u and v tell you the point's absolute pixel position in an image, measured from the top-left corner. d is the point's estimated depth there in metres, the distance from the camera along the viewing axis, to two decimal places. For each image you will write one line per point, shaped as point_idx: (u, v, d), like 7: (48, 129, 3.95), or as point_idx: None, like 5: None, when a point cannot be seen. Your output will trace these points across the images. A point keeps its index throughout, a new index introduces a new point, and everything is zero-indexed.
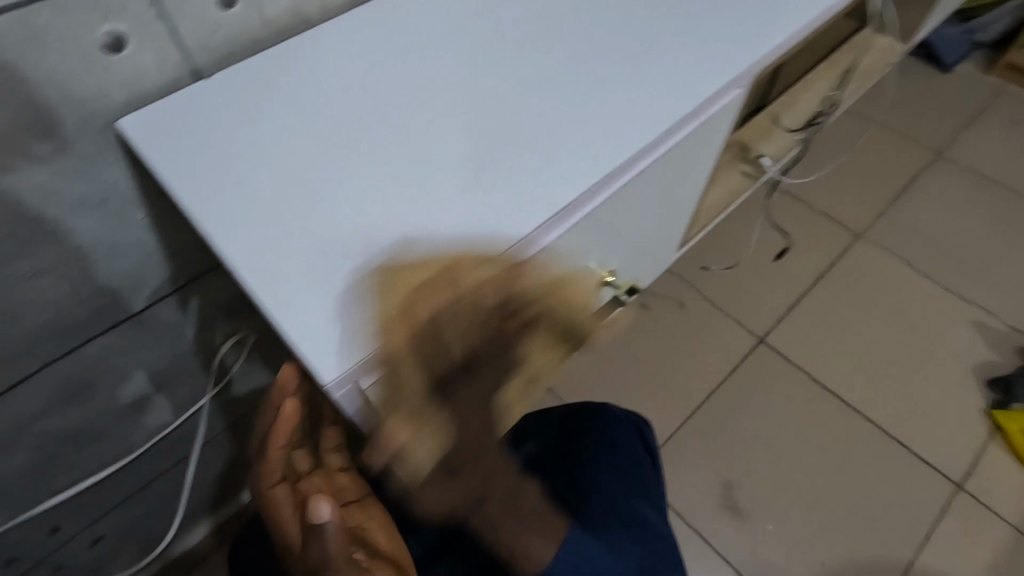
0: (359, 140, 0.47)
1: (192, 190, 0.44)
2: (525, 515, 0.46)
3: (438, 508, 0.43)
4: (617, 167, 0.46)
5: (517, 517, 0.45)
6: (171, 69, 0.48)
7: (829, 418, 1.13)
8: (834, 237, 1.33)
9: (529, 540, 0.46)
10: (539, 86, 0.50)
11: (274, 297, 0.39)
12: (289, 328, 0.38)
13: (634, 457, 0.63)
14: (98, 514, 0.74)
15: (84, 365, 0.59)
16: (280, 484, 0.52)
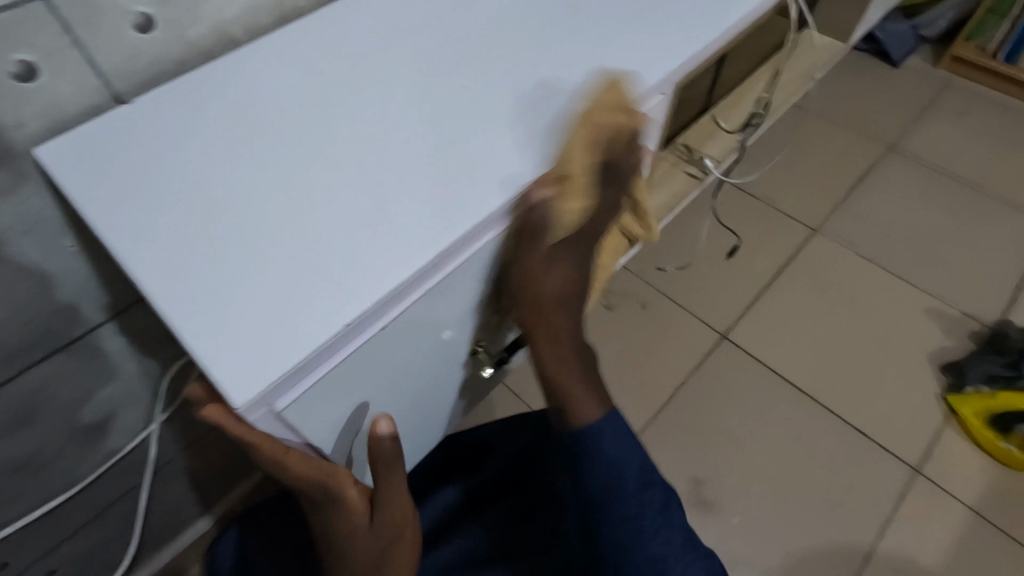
0: (279, 154, 0.46)
1: (102, 212, 0.42)
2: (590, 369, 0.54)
3: (553, 296, 0.51)
4: (541, 171, 0.46)
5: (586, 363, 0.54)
6: (91, 95, 0.47)
7: (791, 410, 1.15)
8: (791, 232, 1.35)
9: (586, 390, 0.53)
10: (464, 96, 0.50)
11: (186, 317, 0.38)
12: (200, 348, 0.37)
13: None
14: (49, 546, 0.73)
15: (22, 397, 0.58)
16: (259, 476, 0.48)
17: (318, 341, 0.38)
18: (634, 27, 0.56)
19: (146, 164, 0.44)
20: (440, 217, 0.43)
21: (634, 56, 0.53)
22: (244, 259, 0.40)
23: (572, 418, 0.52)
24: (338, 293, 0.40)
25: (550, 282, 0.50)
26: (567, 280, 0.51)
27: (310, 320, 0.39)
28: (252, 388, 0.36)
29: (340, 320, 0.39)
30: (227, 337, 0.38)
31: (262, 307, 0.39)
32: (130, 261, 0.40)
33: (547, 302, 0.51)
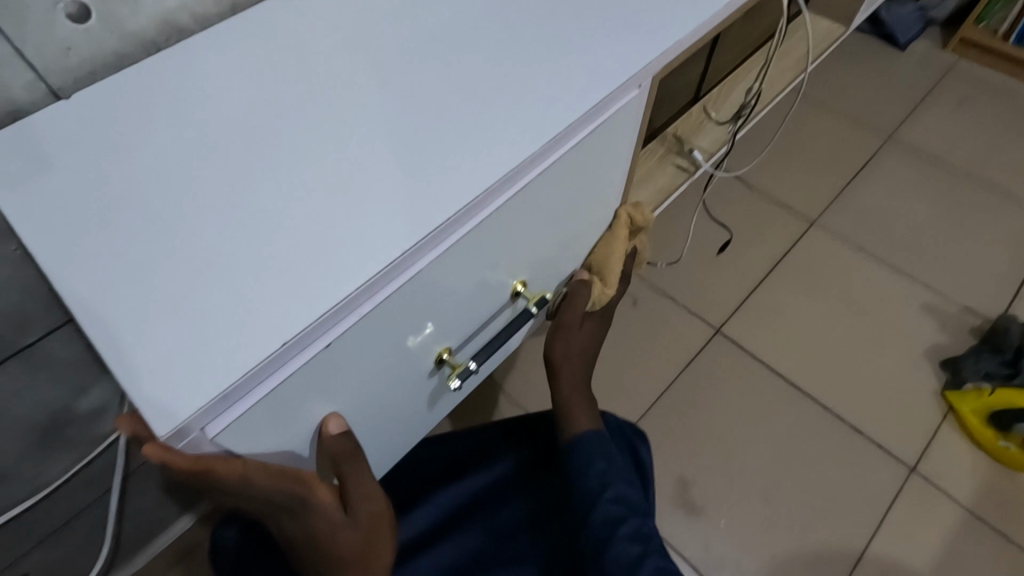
0: (224, 160, 0.43)
1: (32, 224, 0.40)
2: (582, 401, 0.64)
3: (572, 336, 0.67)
4: (499, 180, 0.44)
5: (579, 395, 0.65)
6: (23, 91, 0.44)
7: (784, 408, 1.13)
8: (788, 224, 1.32)
9: (578, 412, 0.63)
10: (424, 94, 0.47)
11: (113, 340, 0.36)
12: (126, 374, 0.35)
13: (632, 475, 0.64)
14: (18, 552, 0.72)
15: None
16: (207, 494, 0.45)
17: (251, 365, 0.36)
18: (609, 15, 0.52)
19: (85, 174, 0.42)
20: (391, 228, 0.41)
21: (606, 48, 0.50)
22: (181, 275, 0.38)
23: (569, 429, 0.62)
24: (279, 310, 0.38)
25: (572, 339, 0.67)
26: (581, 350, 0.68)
27: (247, 341, 0.37)
28: (179, 416, 0.34)
29: (276, 343, 0.37)
30: (155, 363, 0.35)
31: (196, 326, 0.37)
32: (60, 277, 0.38)
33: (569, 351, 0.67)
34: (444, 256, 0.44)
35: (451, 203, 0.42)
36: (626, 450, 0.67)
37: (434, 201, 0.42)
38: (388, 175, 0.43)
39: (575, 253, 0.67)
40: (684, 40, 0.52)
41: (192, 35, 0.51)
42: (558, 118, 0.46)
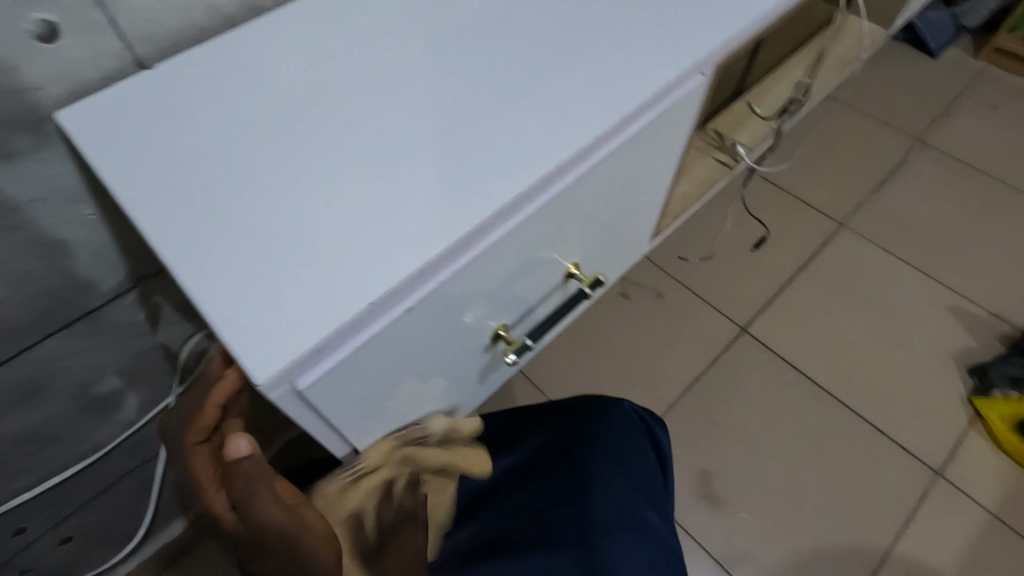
0: (303, 127, 0.45)
1: (124, 179, 0.42)
2: None
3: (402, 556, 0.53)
4: (571, 155, 0.45)
5: None
6: (113, 59, 0.46)
7: (808, 407, 1.13)
8: (816, 225, 1.32)
9: None
10: (494, 73, 0.48)
11: (208, 292, 0.37)
12: (221, 324, 0.36)
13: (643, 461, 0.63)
14: (65, 513, 0.74)
15: (33, 368, 0.58)
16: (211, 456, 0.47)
17: (340, 320, 0.37)
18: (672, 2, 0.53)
19: (171, 135, 0.44)
20: (466, 199, 0.42)
21: (670, 35, 0.51)
22: (264, 235, 0.40)
23: None
24: (362, 272, 0.39)
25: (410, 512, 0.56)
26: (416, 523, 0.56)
27: (336, 297, 0.38)
28: (275, 365, 0.35)
29: (363, 301, 0.38)
30: (248, 315, 0.37)
31: (283, 282, 0.38)
32: (150, 230, 0.39)
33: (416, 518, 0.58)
34: (511, 231, 0.45)
35: (524, 177, 0.43)
36: (636, 434, 0.64)
37: (508, 173, 0.43)
38: (461, 149, 0.44)
39: (627, 239, 0.67)
40: (744, 31, 0.53)
41: (266, 11, 0.52)
42: (628, 100, 0.47)
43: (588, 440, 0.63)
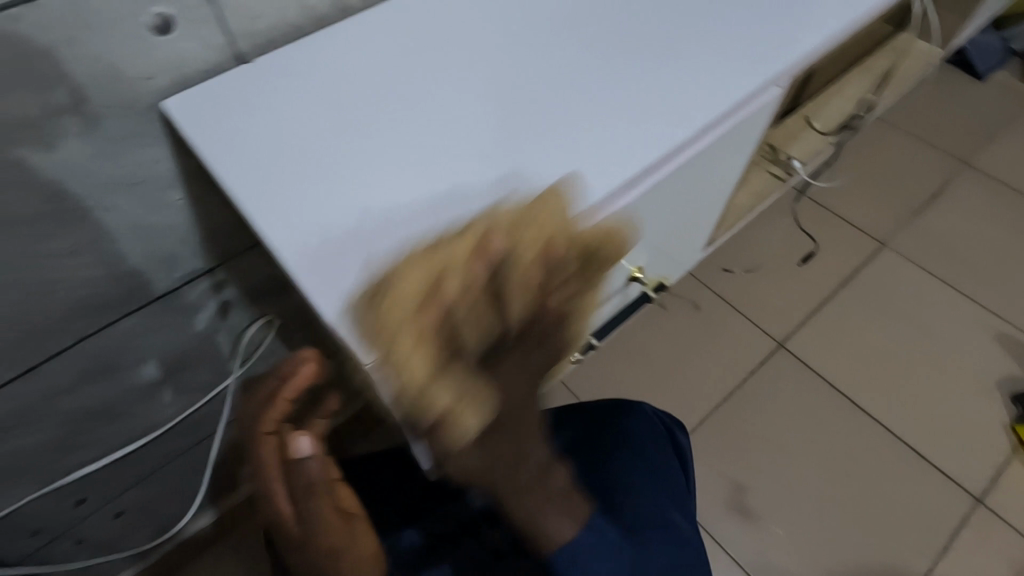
0: (395, 129, 0.48)
1: (232, 170, 0.45)
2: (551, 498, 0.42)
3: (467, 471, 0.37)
4: (649, 164, 0.46)
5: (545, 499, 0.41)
6: (218, 53, 0.49)
7: (846, 426, 1.12)
8: (857, 244, 1.31)
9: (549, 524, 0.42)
10: (575, 82, 0.50)
11: (312, 278, 0.40)
12: (326, 309, 0.39)
13: (666, 461, 0.65)
14: (122, 487, 0.76)
15: (112, 344, 0.60)
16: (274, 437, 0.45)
17: None
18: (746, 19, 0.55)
19: (274, 131, 0.47)
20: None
21: (744, 51, 0.53)
22: (362, 228, 0.42)
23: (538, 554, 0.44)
24: None
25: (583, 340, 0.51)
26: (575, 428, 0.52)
27: None
28: None
29: None
30: (349, 301, 0.39)
31: (380, 270, 0.41)
32: (259, 219, 0.43)
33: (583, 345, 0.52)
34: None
35: (603, 181, 0.45)
36: (658, 437, 0.68)
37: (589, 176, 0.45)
38: (544, 153, 0.46)
39: (685, 246, 0.68)
40: (818, 48, 0.54)
41: (356, 14, 0.55)
42: (705, 112, 0.49)
43: (616, 436, 0.66)
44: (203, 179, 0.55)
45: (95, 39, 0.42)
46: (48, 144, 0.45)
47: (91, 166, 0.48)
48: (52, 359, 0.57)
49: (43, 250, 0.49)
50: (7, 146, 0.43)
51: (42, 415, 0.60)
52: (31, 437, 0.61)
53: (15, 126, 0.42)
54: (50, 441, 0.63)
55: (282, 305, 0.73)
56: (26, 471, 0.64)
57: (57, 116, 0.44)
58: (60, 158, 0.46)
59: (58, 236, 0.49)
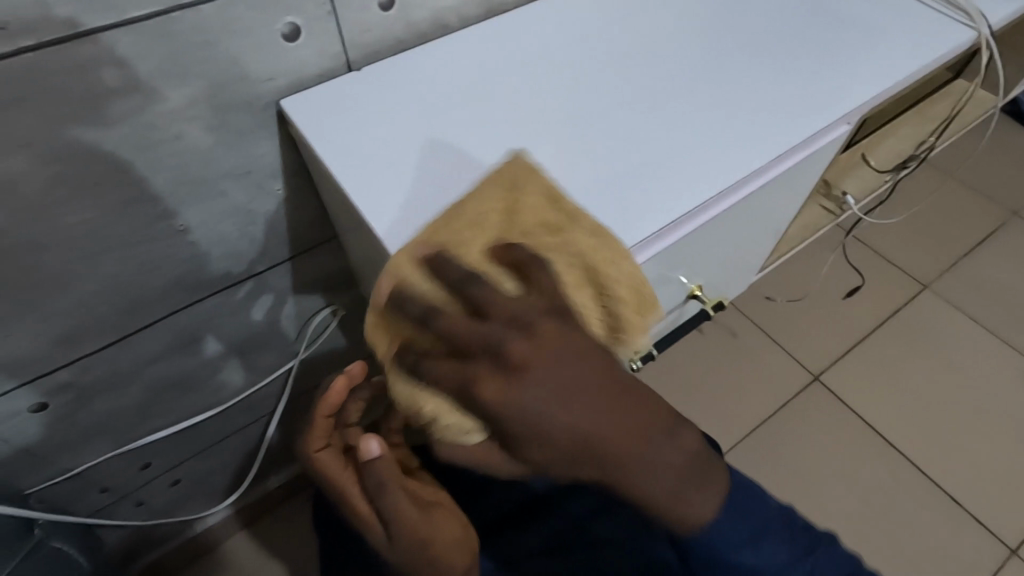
0: (493, 138, 0.52)
1: (344, 166, 0.49)
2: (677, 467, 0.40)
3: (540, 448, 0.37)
4: (725, 187, 0.50)
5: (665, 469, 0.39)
6: (333, 61, 0.54)
7: (878, 464, 1.12)
8: (899, 284, 1.31)
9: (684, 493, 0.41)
10: (657, 107, 0.54)
11: None
12: None
13: None
14: (182, 457, 0.81)
15: (199, 318, 0.65)
16: (325, 450, 0.56)
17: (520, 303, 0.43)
18: (817, 61, 0.58)
19: (380, 132, 0.52)
20: (634, 212, 0.48)
21: (817, 91, 0.56)
22: None
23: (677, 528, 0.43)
24: None
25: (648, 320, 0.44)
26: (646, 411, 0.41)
27: None
28: None
29: None
30: None
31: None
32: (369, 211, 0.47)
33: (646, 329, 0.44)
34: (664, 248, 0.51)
35: (684, 199, 0.49)
36: None
37: (672, 195, 0.49)
38: (626, 170, 0.50)
39: (742, 268, 0.71)
40: (887, 91, 0.57)
41: (455, 32, 0.60)
42: (779, 144, 0.53)
43: None
44: (302, 173, 0.60)
45: (236, 41, 0.47)
46: (179, 133, 0.50)
47: (212, 153, 0.53)
48: (148, 327, 0.62)
49: (159, 227, 0.55)
50: (149, 129, 0.48)
51: (130, 378, 0.65)
52: (118, 398, 0.66)
53: (159, 112, 0.48)
54: (133, 404, 0.68)
55: (348, 296, 0.78)
56: (108, 430, 0.69)
57: (191, 108, 0.49)
58: (186, 146, 0.51)
59: (175, 214, 0.55)
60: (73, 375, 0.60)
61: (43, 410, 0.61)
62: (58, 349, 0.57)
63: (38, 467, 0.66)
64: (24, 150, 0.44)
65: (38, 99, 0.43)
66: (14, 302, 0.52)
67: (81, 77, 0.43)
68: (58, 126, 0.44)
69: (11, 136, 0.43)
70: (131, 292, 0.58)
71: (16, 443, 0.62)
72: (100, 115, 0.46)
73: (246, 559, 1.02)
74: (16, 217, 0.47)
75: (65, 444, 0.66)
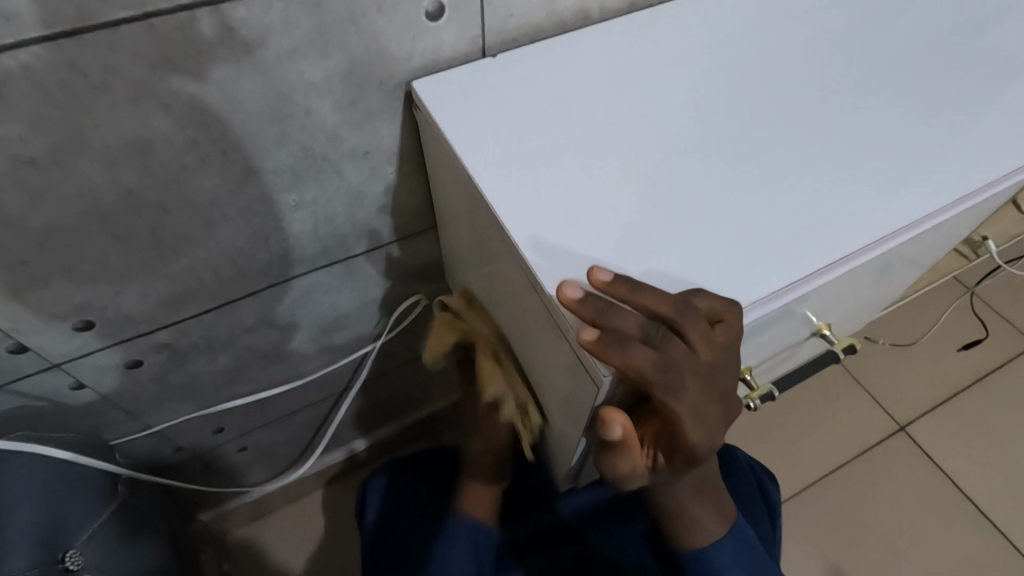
0: (638, 143, 0.48)
1: (477, 157, 0.47)
2: (704, 507, 0.52)
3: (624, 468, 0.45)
4: (897, 227, 0.45)
5: (697, 507, 0.52)
6: (469, 45, 0.51)
7: (961, 529, 1.04)
8: (1007, 338, 1.20)
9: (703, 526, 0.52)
10: (817, 129, 0.50)
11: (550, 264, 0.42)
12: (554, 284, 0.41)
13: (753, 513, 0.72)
14: (254, 425, 0.81)
15: (294, 294, 0.64)
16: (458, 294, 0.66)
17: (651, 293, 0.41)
18: (1005, 99, 0.52)
19: (514, 123, 0.49)
20: (797, 243, 0.44)
21: (995, 132, 0.50)
22: (601, 230, 0.44)
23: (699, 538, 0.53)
24: (683, 276, 0.42)
25: (625, 312, 0.40)
26: (655, 334, 0.41)
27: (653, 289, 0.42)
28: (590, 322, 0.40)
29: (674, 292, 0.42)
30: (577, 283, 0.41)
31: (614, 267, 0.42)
32: (505, 204, 0.45)
33: (610, 314, 0.39)
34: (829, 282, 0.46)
35: (850, 235, 0.45)
36: (751, 496, 0.74)
37: (833, 230, 0.45)
38: (780, 193, 0.46)
39: (862, 306, 0.66)
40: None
41: (595, 24, 0.56)
42: (957, 183, 0.47)
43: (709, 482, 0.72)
44: (418, 160, 0.58)
45: (382, 17, 0.45)
46: (309, 107, 0.48)
47: (337, 131, 0.51)
48: (247, 297, 0.61)
49: (275, 201, 0.54)
50: (283, 102, 0.47)
51: (221, 345, 0.65)
52: (207, 363, 0.66)
53: (294, 84, 0.46)
54: (220, 369, 0.68)
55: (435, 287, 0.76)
56: (193, 393, 0.69)
57: (325, 82, 0.47)
58: (316, 122, 0.49)
59: (291, 189, 0.54)
60: (171, 337, 0.60)
61: (137, 367, 0.61)
62: (162, 310, 0.57)
63: (125, 421, 0.67)
64: (164, 111, 0.43)
65: (186, 62, 0.41)
66: (132, 261, 0.52)
67: (231, 42, 0.42)
68: (201, 91, 0.43)
69: (154, 96, 0.42)
70: (236, 262, 0.57)
71: (109, 396, 0.63)
72: (241, 82, 0.44)
73: (294, 529, 1.02)
74: (146, 177, 0.47)
75: (152, 402, 0.67)
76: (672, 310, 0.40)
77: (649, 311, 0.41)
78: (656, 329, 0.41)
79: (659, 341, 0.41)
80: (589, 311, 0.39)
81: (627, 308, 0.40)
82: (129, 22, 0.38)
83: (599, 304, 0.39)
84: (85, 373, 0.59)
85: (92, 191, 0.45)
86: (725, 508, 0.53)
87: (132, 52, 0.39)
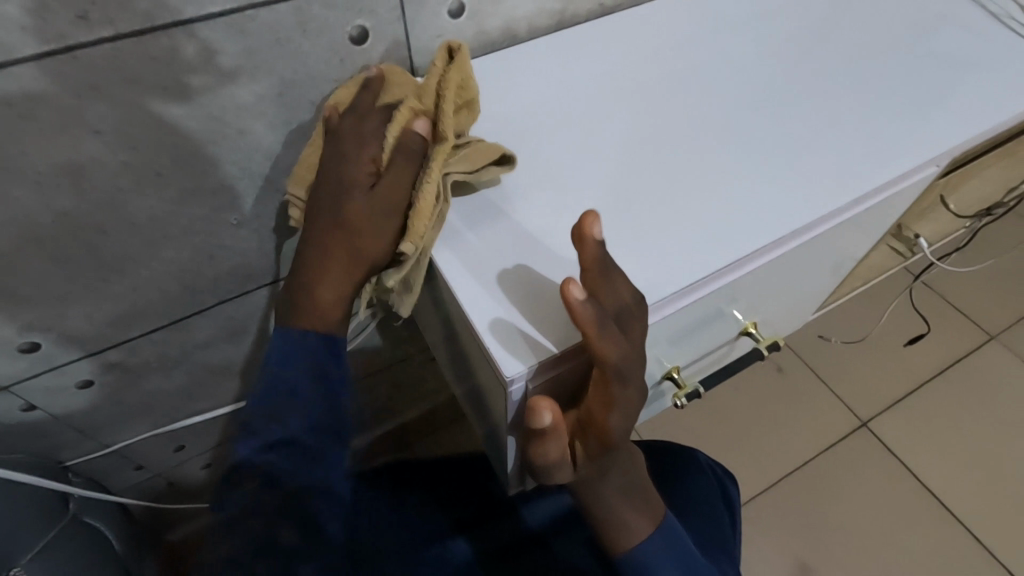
0: (558, 164, 0.52)
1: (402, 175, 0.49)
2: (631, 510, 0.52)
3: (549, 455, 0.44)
4: (798, 227, 0.49)
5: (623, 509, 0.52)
6: (398, 65, 0.53)
7: (924, 521, 1.06)
8: (965, 333, 1.23)
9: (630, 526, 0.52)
10: (724, 139, 0.54)
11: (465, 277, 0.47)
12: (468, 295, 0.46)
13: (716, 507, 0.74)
14: (216, 441, 0.82)
15: (246, 310, 0.66)
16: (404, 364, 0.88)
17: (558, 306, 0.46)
18: (892, 107, 0.56)
19: None
20: (703, 244, 0.48)
21: (893, 136, 0.54)
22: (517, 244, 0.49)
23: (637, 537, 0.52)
24: None
25: (612, 282, 0.43)
26: (622, 318, 0.43)
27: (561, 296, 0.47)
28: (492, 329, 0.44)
29: None
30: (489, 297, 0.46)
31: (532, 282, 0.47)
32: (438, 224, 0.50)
33: (602, 275, 0.43)
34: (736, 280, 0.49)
35: (754, 236, 0.48)
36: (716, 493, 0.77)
37: (736, 231, 0.48)
38: (686, 200, 0.50)
39: (794, 307, 0.69)
40: (971, 140, 0.54)
41: (522, 43, 0.60)
42: (856, 184, 0.51)
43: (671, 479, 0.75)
44: None
45: (307, 41, 0.47)
46: (242, 128, 0.50)
47: (273, 150, 0.53)
48: (197, 314, 0.63)
49: (217, 219, 0.56)
50: (213, 123, 0.48)
51: (175, 362, 0.66)
52: (162, 380, 0.67)
53: (224, 107, 0.48)
54: (176, 386, 0.69)
55: None
56: (149, 410, 0.70)
57: (256, 104, 0.49)
58: (250, 143, 0.51)
59: (231, 208, 0.55)
60: (122, 356, 0.62)
61: (89, 386, 0.62)
62: (109, 330, 0.59)
63: (80, 440, 0.68)
64: (95, 136, 0.45)
65: (112, 89, 0.43)
66: (74, 282, 0.53)
67: (157, 69, 0.44)
68: (131, 116, 0.45)
69: (84, 123, 0.44)
70: (182, 280, 0.59)
71: (61, 415, 0.63)
72: (170, 107, 0.46)
73: None
74: (82, 200, 0.48)
75: (108, 421, 0.68)
76: (635, 299, 0.43)
77: (623, 296, 0.43)
78: (625, 314, 0.43)
79: (623, 324, 0.43)
80: (592, 262, 0.42)
81: (615, 281, 0.43)
82: (52, 55, 0.40)
83: (598, 260, 0.42)
84: (37, 395, 0.60)
85: (28, 215, 0.47)
86: (654, 508, 0.53)
87: (58, 82, 0.41)
